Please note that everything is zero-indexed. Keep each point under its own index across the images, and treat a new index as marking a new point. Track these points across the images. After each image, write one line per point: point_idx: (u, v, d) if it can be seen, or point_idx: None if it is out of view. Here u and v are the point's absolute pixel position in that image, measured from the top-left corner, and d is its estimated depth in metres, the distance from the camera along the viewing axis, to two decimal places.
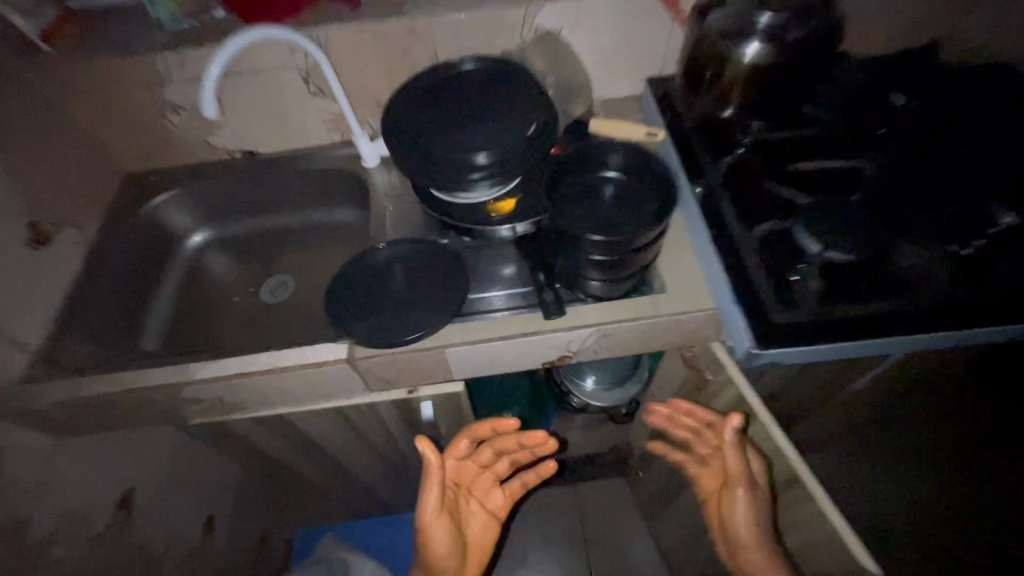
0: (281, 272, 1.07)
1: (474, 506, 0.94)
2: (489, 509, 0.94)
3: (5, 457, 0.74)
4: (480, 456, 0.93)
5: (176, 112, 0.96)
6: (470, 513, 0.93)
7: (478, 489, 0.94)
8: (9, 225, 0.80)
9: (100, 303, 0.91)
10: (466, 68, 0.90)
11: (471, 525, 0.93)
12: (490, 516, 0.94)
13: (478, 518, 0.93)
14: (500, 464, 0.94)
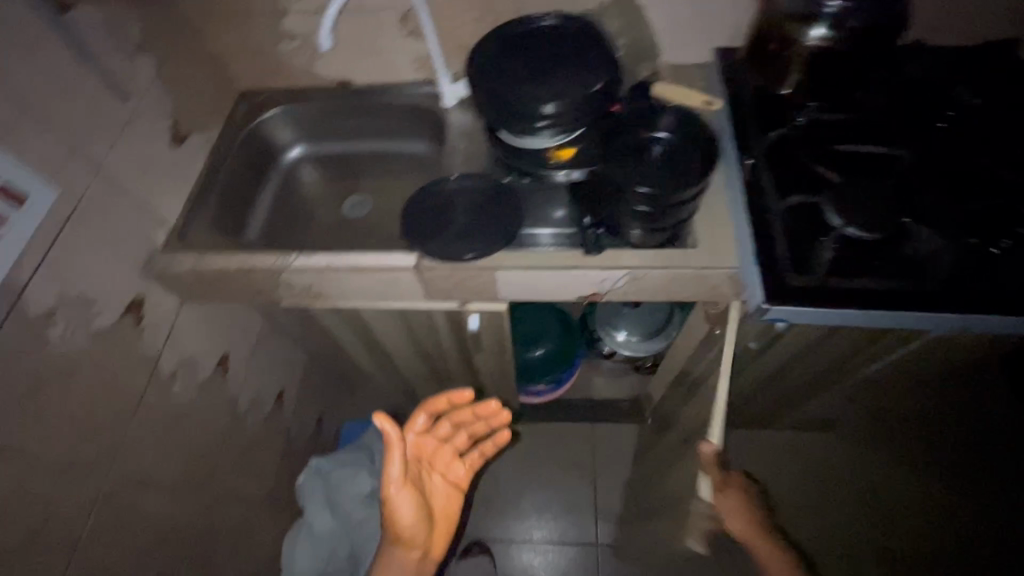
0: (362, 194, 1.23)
1: (438, 479, 1.06)
2: (452, 479, 1.07)
3: (149, 307, 0.95)
4: (439, 429, 1.09)
5: (289, 38, 1.11)
6: (434, 485, 1.05)
7: (441, 461, 1.07)
8: (157, 123, 0.97)
9: (219, 197, 1.09)
10: (547, 23, 0.98)
11: (438, 494, 1.04)
12: (452, 485, 1.07)
13: (443, 487, 1.06)
14: (456, 439, 1.09)
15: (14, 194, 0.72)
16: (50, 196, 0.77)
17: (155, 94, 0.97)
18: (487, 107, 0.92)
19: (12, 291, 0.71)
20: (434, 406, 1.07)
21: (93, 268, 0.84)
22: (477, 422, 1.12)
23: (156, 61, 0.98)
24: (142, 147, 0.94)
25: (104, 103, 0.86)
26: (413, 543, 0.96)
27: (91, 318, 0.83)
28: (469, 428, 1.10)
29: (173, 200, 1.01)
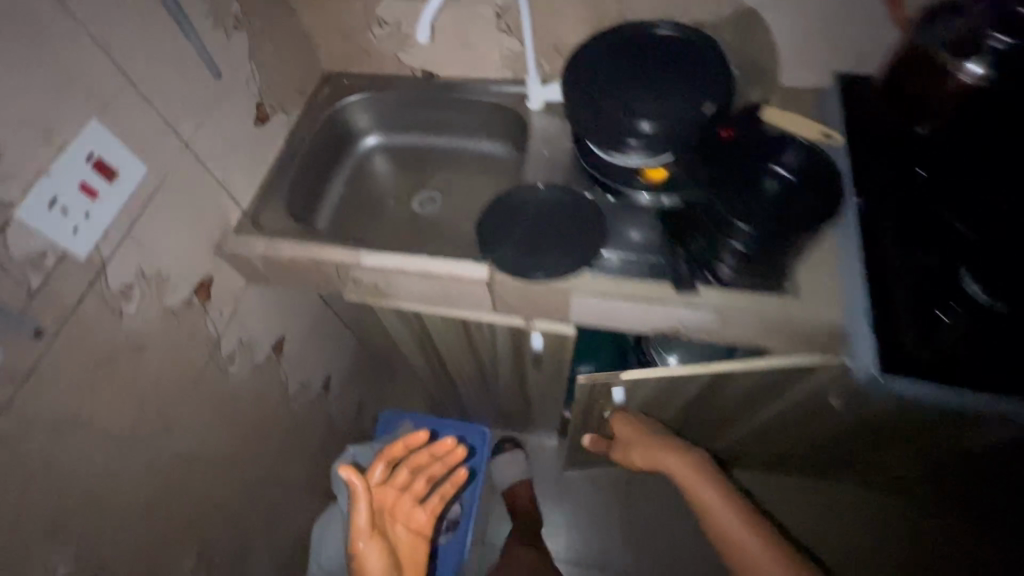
0: (433, 188, 1.20)
1: (401, 529, 0.94)
2: (417, 530, 0.95)
3: (215, 286, 0.95)
4: (398, 478, 0.97)
5: (381, 26, 1.07)
6: (397, 537, 0.93)
7: (403, 511, 0.95)
8: (244, 102, 0.96)
9: (296, 183, 1.08)
10: (658, 34, 0.91)
11: (404, 548, 0.93)
12: (416, 536, 0.94)
13: (408, 538, 0.94)
14: (414, 485, 0.96)
15: (108, 168, 0.70)
16: (139, 171, 0.76)
17: (245, 73, 0.96)
18: (583, 119, 0.85)
19: (96, 267, 0.71)
20: (393, 453, 0.99)
21: (169, 246, 0.83)
22: (435, 463, 1.00)
23: (249, 39, 0.97)
24: (229, 126, 0.93)
25: (198, 81, 0.85)
26: None
27: (163, 295, 0.83)
28: (429, 475, 0.98)
29: (252, 181, 1.00)
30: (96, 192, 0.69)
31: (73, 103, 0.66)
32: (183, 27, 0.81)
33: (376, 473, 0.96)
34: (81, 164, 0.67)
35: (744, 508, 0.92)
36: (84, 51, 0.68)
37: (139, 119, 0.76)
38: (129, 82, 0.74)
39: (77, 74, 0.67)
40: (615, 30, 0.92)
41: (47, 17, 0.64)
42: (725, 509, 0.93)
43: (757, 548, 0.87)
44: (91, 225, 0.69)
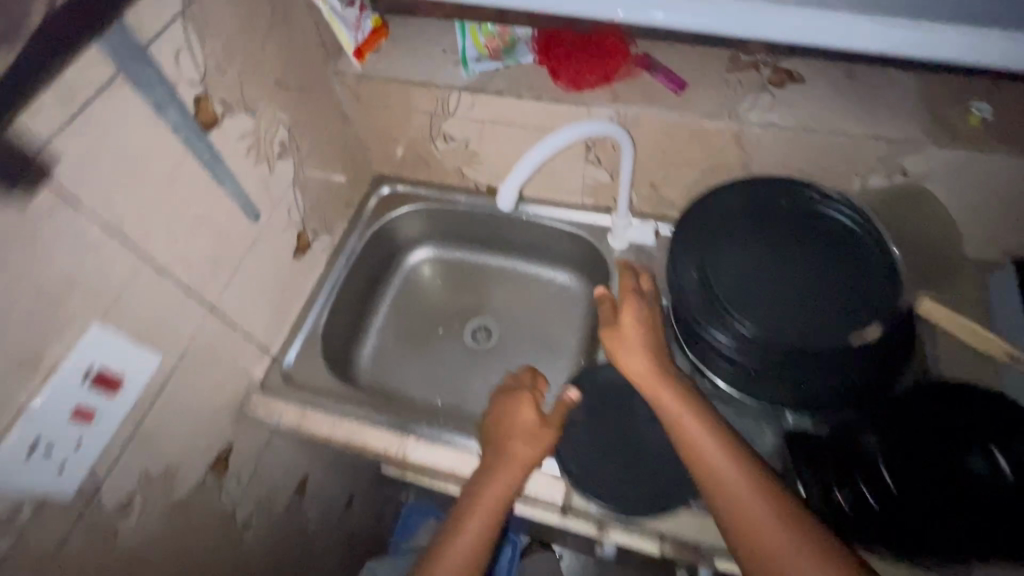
0: (488, 325, 1.04)
1: (504, 481, 0.65)
2: (522, 472, 0.66)
3: (235, 454, 0.80)
4: (513, 422, 0.69)
5: (446, 142, 0.92)
6: (455, 524, 0.63)
7: (513, 467, 0.66)
8: (282, 237, 0.81)
9: (337, 316, 0.93)
10: (804, 196, 0.72)
11: (468, 527, 0.63)
12: (499, 508, 0.64)
13: (486, 510, 0.64)
14: (524, 453, 0.66)
15: (111, 378, 0.56)
16: (153, 363, 0.61)
17: (287, 204, 0.81)
18: (684, 286, 0.69)
19: (86, 497, 0.57)
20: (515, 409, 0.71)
21: (184, 431, 0.69)
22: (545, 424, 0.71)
23: (296, 163, 0.82)
24: (261, 271, 0.78)
25: (232, 231, 0.70)
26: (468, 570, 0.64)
27: (172, 489, 0.69)
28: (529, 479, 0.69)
29: (282, 321, 0.86)
30: (92, 413, 0.55)
31: (74, 312, 0.51)
32: (219, 177, 0.66)
33: (518, 408, 0.70)
34: (76, 386, 0.53)
35: (786, 510, 0.54)
36: (97, 242, 0.52)
37: (158, 301, 0.61)
38: (152, 260, 0.59)
39: (85, 273, 0.52)
40: (748, 184, 0.74)
41: (60, 212, 0.48)
42: (749, 494, 0.56)
43: (804, 541, 0.52)
44: (81, 453, 0.55)
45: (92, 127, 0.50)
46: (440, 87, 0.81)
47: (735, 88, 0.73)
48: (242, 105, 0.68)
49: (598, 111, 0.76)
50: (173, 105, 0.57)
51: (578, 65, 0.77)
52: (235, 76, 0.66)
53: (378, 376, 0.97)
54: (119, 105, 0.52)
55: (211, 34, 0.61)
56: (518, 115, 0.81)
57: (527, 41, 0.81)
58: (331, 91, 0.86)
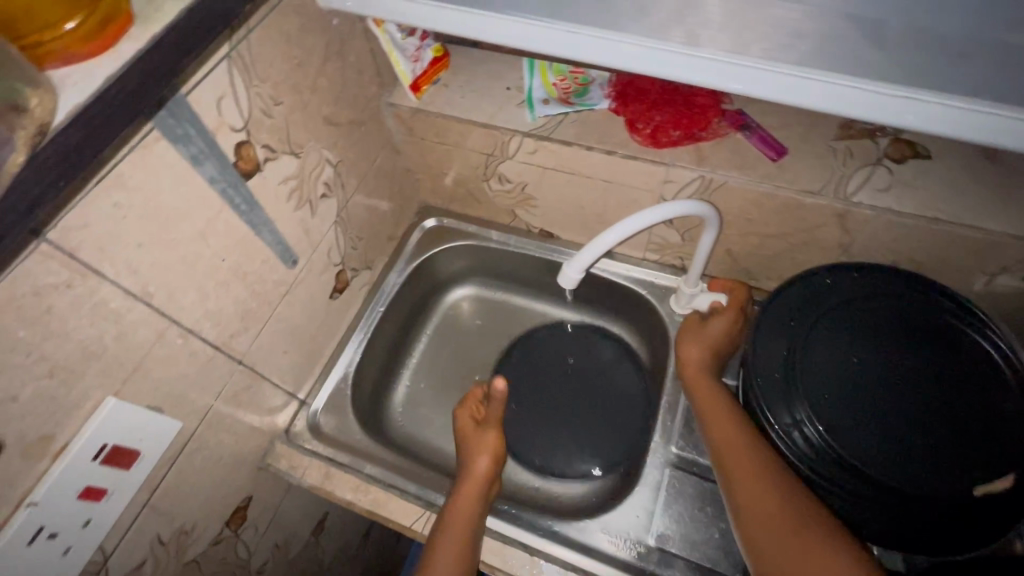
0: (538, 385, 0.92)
1: (467, 494, 0.68)
2: (485, 487, 0.69)
3: (253, 505, 0.76)
4: (472, 442, 0.74)
5: (501, 182, 0.84)
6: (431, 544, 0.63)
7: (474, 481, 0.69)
8: (319, 279, 0.76)
9: (371, 358, 0.88)
10: (918, 292, 0.63)
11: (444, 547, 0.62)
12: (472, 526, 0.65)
13: (459, 520, 0.65)
14: (479, 466, 0.70)
15: (124, 452, 0.51)
16: (172, 428, 0.57)
17: (327, 245, 0.75)
18: (756, 386, 0.62)
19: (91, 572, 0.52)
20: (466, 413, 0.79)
21: (199, 489, 0.64)
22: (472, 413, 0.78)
23: (340, 200, 0.76)
24: (294, 317, 0.73)
25: (265, 280, 0.65)
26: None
27: (185, 549, 0.64)
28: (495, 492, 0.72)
29: (312, 364, 0.81)
30: (103, 490, 0.50)
31: (89, 389, 0.47)
32: (256, 227, 0.60)
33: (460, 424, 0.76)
34: (85, 468, 0.47)
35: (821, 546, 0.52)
36: (120, 311, 0.47)
37: (181, 363, 0.56)
38: (178, 321, 0.54)
39: (103, 345, 0.47)
40: (853, 267, 0.66)
41: (80, 285, 0.43)
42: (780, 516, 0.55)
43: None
44: (89, 529, 0.50)
45: (121, 190, 0.44)
46: (501, 129, 0.73)
47: (843, 159, 0.63)
48: (287, 147, 0.62)
49: (678, 172, 0.67)
50: (211, 156, 0.52)
51: (660, 116, 0.69)
52: (283, 118, 0.60)
53: (407, 424, 0.91)
54: (154, 163, 0.47)
55: (258, 75, 0.55)
56: (585, 166, 0.73)
57: (601, 85, 0.73)
58: (383, 123, 0.80)
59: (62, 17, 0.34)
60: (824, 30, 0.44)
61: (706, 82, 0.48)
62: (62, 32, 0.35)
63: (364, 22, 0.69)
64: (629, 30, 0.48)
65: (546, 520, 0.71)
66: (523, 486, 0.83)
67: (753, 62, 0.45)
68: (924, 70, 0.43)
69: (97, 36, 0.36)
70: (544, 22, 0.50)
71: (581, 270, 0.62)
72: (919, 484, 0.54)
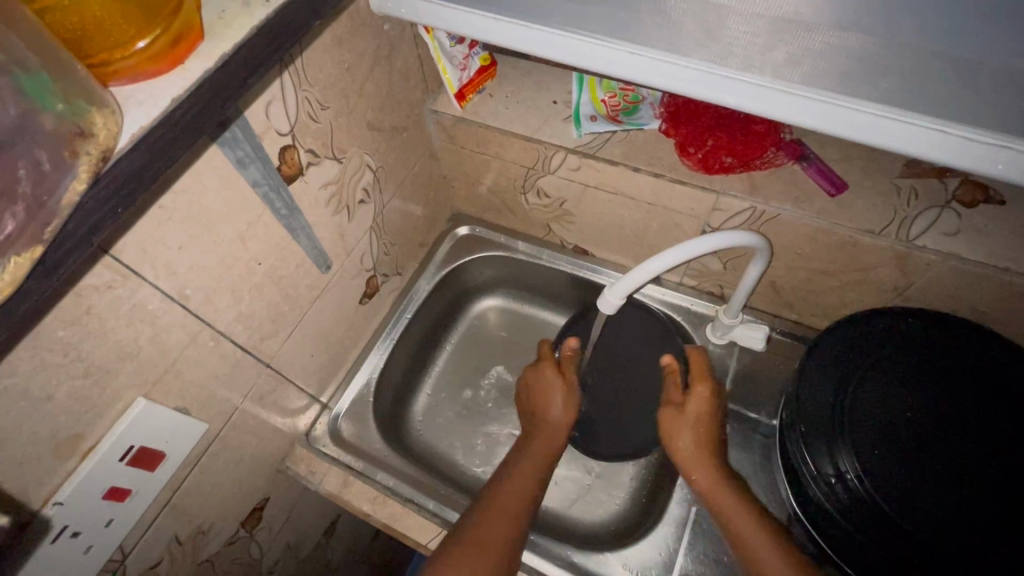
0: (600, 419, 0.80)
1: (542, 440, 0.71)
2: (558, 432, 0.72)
3: (269, 506, 0.75)
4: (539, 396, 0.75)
5: (540, 196, 0.83)
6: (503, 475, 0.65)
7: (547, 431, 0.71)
8: (351, 284, 0.75)
9: (395, 364, 0.87)
10: (983, 350, 0.59)
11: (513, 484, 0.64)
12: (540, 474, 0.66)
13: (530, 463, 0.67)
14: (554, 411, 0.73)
15: (151, 454, 0.51)
16: (198, 429, 0.56)
17: (360, 250, 0.75)
18: (800, 430, 0.59)
19: (109, 571, 0.52)
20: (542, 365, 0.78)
21: (220, 490, 0.64)
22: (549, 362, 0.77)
23: (377, 206, 0.75)
24: (323, 321, 0.72)
25: (299, 284, 0.64)
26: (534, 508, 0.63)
27: (201, 548, 0.64)
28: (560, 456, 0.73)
29: (337, 368, 0.80)
30: (127, 491, 0.49)
31: (122, 390, 0.46)
32: (295, 232, 0.60)
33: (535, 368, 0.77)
34: (111, 468, 0.47)
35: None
36: (156, 313, 0.47)
37: (212, 366, 0.55)
38: (211, 324, 0.53)
39: (138, 346, 0.46)
40: (906, 313, 0.63)
41: (121, 286, 0.43)
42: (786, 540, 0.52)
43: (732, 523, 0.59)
44: (112, 529, 0.50)
45: (166, 193, 0.44)
46: (545, 144, 0.71)
47: (907, 199, 0.59)
48: (330, 152, 0.61)
49: (729, 201, 0.64)
50: (256, 160, 0.51)
51: (714, 140, 0.66)
52: (328, 122, 0.59)
53: (426, 433, 0.89)
54: (203, 166, 0.46)
55: (308, 79, 0.54)
56: (628, 187, 0.71)
57: (652, 104, 0.71)
58: (424, 129, 0.79)
59: (132, 34, 0.32)
60: (913, 69, 0.41)
61: (750, 108, 0.47)
62: (132, 51, 0.33)
63: (414, 27, 0.67)
64: (696, 55, 0.46)
65: (565, 548, 0.69)
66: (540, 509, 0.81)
67: (813, 96, 0.44)
68: (1015, 119, 0.40)
69: (165, 54, 0.34)
70: (607, 43, 0.49)
71: (623, 296, 0.60)
72: (971, 553, 0.51)
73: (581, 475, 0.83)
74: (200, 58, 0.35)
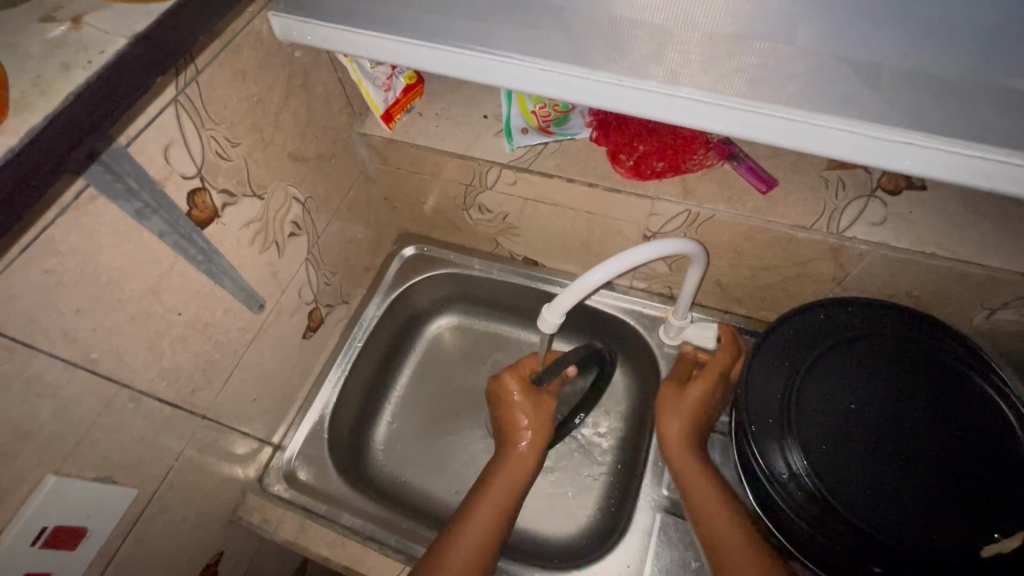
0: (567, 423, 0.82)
1: (501, 489, 0.67)
2: (521, 477, 0.69)
3: (225, 561, 0.71)
4: (511, 428, 0.72)
5: (482, 212, 0.81)
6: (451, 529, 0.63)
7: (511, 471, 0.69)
8: (290, 321, 0.72)
9: (350, 396, 0.84)
10: (917, 335, 0.60)
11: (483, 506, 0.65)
12: (514, 497, 0.67)
13: (490, 505, 0.65)
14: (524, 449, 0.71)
15: (70, 532, 0.47)
16: (126, 497, 0.53)
17: (297, 285, 0.72)
18: (751, 430, 0.58)
19: None
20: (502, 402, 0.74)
21: (164, 556, 0.61)
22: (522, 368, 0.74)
23: (311, 237, 0.72)
24: (264, 362, 0.69)
25: (229, 328, 0.61)
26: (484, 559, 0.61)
27: None
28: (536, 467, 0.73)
29: (287, 407, 0.77)
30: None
31: (26, 470, 0.43)
32: (217, 277, 0.57)
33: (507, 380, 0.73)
34: (22, 554, 0.44)
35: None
36: (56, 385, 0.43)
37: (135, 428, 0.52)
38: (128, 385, 0.50)
39: (40, 422, 0.43)
40: (844, 301, 0.63)
41: (7, 362, 0.39)
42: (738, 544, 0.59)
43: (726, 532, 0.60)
44: None
45: (52, 256, 0.40)
46: (478, 160, 0.70)
47: (834, 191, 0.60)
48: (248, 189, 0.58)
49: (664, 205, 0.64)
50: (159, 209, 0.48)
51: (644, 146, 0.65)
52: (241, 159, 0.56)
53: (389, 462, 0.87)
54: (94, 224, 0.43)
55: (211, 116, 0.51)
56: (566, 197, 0.70)
57: (582, 112, 0.70)
58: (354, 152, 0.76)
59: None
60: (816, 70, 0.40)
61: (682, 119, 0.45)
62: None
63: (329, 52, 0.65)
64: (604, 69, 0.45)
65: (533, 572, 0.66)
66: (511, 530, 0.79)
67: (731, 104, 0.43)
68: (917, 112, 0.40)
69: None
70: (516, 60, 0.47)
71: (560, 314, 0.58)
72: (912, 541, 0.51)
73: (549, 490, 0.82)
74: (0, 137, 0.34)
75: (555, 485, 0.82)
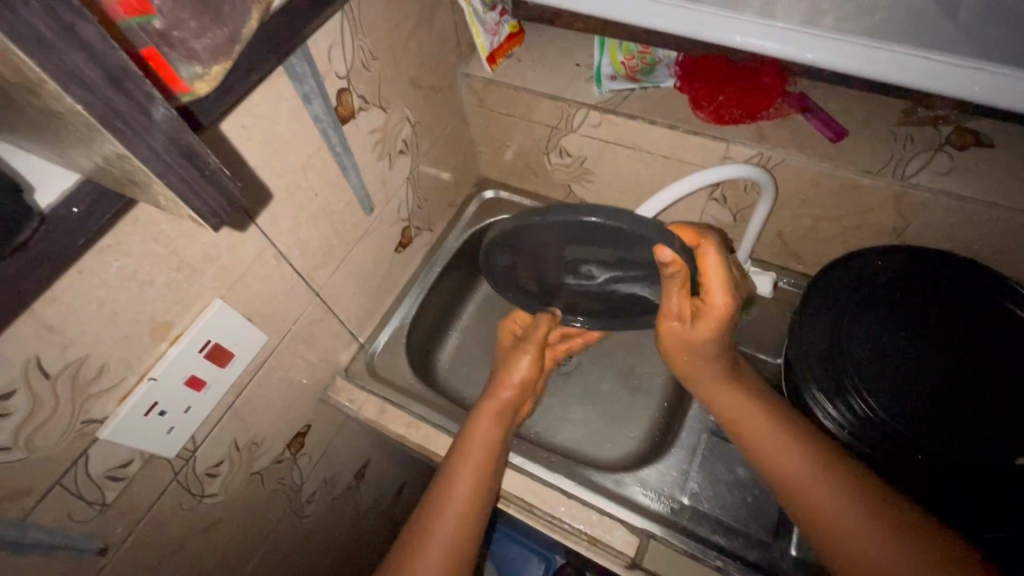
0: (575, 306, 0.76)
1: (476, 444, 0.69)
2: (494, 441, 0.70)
3: (311, 434, 0.82)
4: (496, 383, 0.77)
5: (562, 156, 0.89)
6: (436, 490, 0.66)
7: (483, 433, 0.70)
8: (388, 232, 0.82)
9: (425, 313, 0.93)
10: (978, 280, 0.63)
11: (460, 476, 0.66)
12: (494, 454, 0.69)
13: (465, 473, 0.66)
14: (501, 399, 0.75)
15: (222, 352, 0.58)
16: (260, 341, 0.63)
17: (398, 200, 0.81)
18: (801, 354, 0.64)
19: (184, 458, 0.59)
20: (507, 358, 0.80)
21: (272, 409, 0.71)
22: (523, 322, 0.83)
23: (413, 159, 0.82)
24: (364, 262, 0.79)
25: (346, 221, 0.71)
26: (465, 522, 0.64)
27: (254, 459, 0.71)
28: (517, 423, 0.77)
29: (374, 311, 0.87)
30: (203, 382, 0.56)
31: (204, 289, 0.53)
32: (346, 170, 0.67)
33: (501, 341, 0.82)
34: (193, 356, 0.54)
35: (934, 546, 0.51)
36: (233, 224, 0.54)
37: (273, 283, 0.62)
38: (275, 244, 0.60)
39: (220, 252, 0.54)
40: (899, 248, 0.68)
41: None
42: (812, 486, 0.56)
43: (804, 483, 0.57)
44: (189, 416, 0.57)
45: (249, 114, 0.51)
46: (569, 101, 0.78)
47: (903, 143, 0.65)
48: (378, 100, 0.68)
49: (738, 148, 0.70)
50: (320, 96, 0.58)
51: (724, 95, 0.72)
52: (377, 72, 0.66)
53: (453, 379, 0.96)
54: (276, 95, 0.53)
55: (363, 28, 0.61)
56: (645, 140, 0.77)
57: (668, 65, 0.77)
58: (456, 91, 0.85)
59: None
60: None
61: (770, 49, 0.51)
62: None
63: None
64: (705, 2, 0.52)
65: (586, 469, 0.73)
66: (559, 447, 0.87)
67: (817, 34, 0.49)
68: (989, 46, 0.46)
69: None
70: None
71: None
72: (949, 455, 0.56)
73: (595, 417, 0.89)
74: None
75: (601, 413, 0.89)
